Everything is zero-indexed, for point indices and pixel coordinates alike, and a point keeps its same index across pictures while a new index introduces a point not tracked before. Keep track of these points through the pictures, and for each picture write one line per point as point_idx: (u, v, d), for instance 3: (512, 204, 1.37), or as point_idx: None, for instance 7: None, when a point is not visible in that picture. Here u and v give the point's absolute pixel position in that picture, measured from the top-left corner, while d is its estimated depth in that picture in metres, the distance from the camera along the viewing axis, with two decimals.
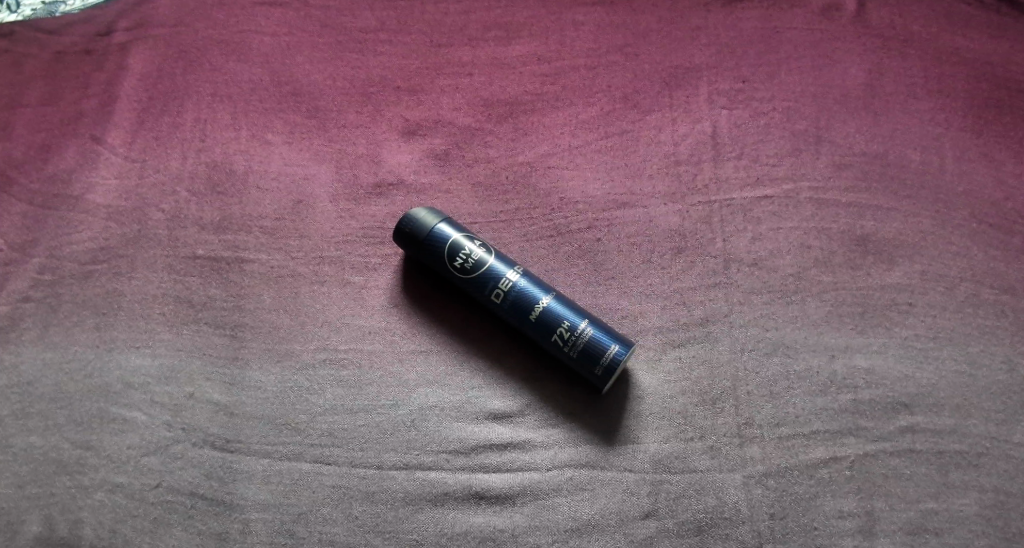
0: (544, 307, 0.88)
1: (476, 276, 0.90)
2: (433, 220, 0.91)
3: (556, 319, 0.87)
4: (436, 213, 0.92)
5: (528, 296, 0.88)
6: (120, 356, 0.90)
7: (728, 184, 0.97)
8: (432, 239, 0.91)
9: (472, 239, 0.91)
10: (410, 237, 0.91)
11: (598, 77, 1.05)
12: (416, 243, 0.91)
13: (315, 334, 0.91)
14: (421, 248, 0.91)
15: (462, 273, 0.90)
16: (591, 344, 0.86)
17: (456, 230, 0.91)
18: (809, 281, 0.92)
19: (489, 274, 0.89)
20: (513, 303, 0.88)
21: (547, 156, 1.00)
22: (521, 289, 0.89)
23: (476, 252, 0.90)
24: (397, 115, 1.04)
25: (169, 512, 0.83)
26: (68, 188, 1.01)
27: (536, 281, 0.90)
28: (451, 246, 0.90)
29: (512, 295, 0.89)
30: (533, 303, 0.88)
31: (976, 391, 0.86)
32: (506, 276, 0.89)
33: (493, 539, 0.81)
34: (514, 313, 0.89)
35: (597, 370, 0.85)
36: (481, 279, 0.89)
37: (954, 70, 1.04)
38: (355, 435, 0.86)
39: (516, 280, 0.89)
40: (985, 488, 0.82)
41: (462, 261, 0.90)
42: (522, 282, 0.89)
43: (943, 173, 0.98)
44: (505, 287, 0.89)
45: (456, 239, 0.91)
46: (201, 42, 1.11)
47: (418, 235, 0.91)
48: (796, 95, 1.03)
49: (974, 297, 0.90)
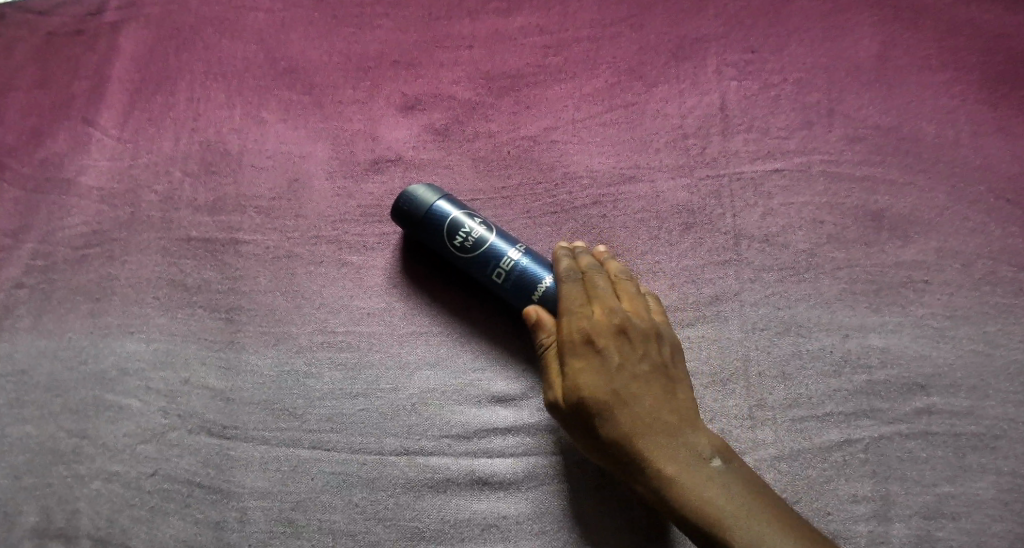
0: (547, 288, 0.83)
1: (477, 255, 0.85)
2: (433, 197, 0.87)
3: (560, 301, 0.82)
4: (436, 190, 0.88)
5: (530, 276, 0.84)
6: (115, 342, 0.88)
7: (738, 158, 0.94)
8: (431, 217, 0.86)
9: (473, 217, 0.87)
10: (409, 214, 0.87)
11: (601, 49, 1.02)
12: (415, 220, 0.87)
13: (312, 317, 0.89)
14: (419, 227, 0.87)
15: (462, 252, 0.86)
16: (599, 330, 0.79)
17: (456, 207, 0.87)
18: (821, 257, 0.89)
19: (490, 254, 0.85)
20: (515, 283, 0.84)
21: (549, 131, 0.97)
22: (523, 269, 0.84)
23: (476, 230, 0.86)
24: (395, 91, 1.01)
25: (166, 501, 0.81)
26: (61, 171, 0.98)
27: (540, 261, 0.85)
28: (450, 224, 0.86)
29: (513, 275, 0.84)
30: (535, 284, 0.83)
31: (994, 371, 0.83)
32: (506, 256, 0.84)
33: (497, 525, 0.79)
34: (515, 294, 0.84)
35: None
36: (481, 259, 0.85)
37: (970, 40, 1.01)
38: (355, 420, 0.83)
39: (518, 260, 0.84)
40: (1003, 471, 0.79)
41: (462, 240, 0.86)
42: (525, 263, 0.84)
43: (959, 147, 0.94)
44: (506, 267, 0.84)
45: (456, 217, 0.86)
46: (193, 19, 1.08)
47: (417, 211, 0.87)
48: (807, 67, 1.00)
49: (992, 275, 0.87)
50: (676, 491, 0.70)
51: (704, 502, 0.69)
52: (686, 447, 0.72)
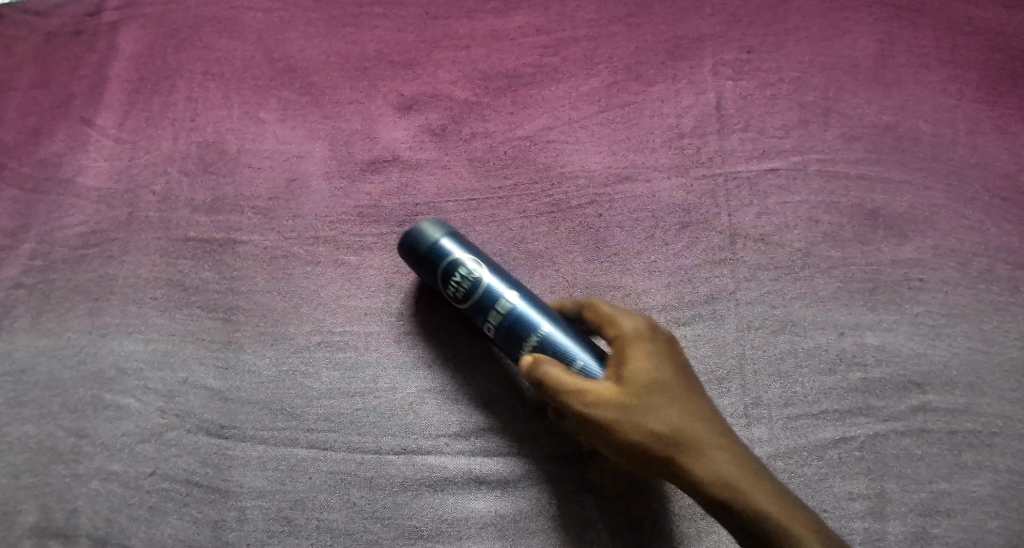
0: (541, 341, 0.79)
1: (472, 300, 0.82)
2: (437, 234, 0.83)
3: (555, 355, 0.78)
4: (442, 225, 0.85)
5: (526, 327, 0.80)
6: (113, 342, 0.88)
7: (735, 157, 0.95)
8: (433, 255, 0.83)
9: (476, 257, 0.83)
10: (412, 251, 0.84)
11: (599, 49, 1.02)
12: (417, 258, 0.84)
13: (310, 316, 0.89)
14: (421, 266, 0.84)
15: (459, 296, 0.83)
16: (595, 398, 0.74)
17: (461, 245, 0.84)
18: (817, 256, 0.89)
19: (488, 299, 0.81)
20: (510, 334, 0.80)
21: (547, 131, 0.98)
22: (520, 319, 0.80)
23: (477, 274, 0.82)
24: (392, 91, 1.01)
25: (164, 500, 0.81)
26: (59, 172, 0.99)
27: (539, 310, 0.80)
28: (451, 265, 0.83)
29: (509, 325, 0.80)
30: (531, 335, 0.79)
31: (990, 369, 0.83)
32: (502, 302, 0.81)
33: (494, 524, 0.79)
34: (509, 344, 0.81)
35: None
36: (480, 305, 0.82)
37: (966, 39, 1.01)
38: (352, 420, 0.84)
39: (515, 309, 0.80)
40: (999, 469, 0.79)
41: (462, 283, 0.82)
42: (518, 316, 0.80)
43: (956, 145, 0.95)
44: (498, 318, 0.81)
45: (458, 257, 0.83)
46: (191, 19, 1.08)
47: (420, 248, 0.84)
48: (804, 66, 1.00)
49: (988, 274, 0.88)
50: (735, 489, 0.69)
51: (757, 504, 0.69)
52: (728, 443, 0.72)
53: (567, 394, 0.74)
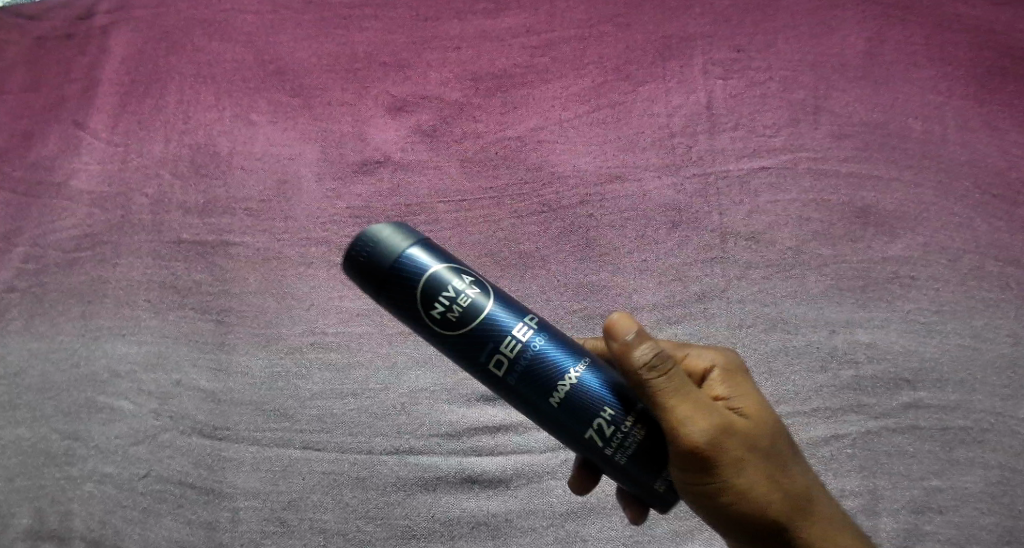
0: (575, 383, 0.58)
1: (469, 332, 0.58)
2: (402, 243, 0.59)
3: (594, 401, 0.58)
4: (408, 230, 0.60)
5: (552, 365, 0.58)
6: (107, 344, 0.88)
7: (725, 156, 0.95)
8: (403, 276, 0.58)
9: (463, 272, 0.59)
10: (368, 269, 0.59)
11: (589, 49, 1.03)
12: (378, 281, 0.59)
13: (302, 317, 0.89)
14: (387, 293, 0.59)
15: (447, 326, 0.58)
16: (648, 445, 0.58)
17: (442, 257, 0.59)
18: (808, 254, 0.90)
19: (493, 332, 0.58)
20: (532, 380, 0.58)
21: (537, 131, 0.98)
22: (542, 355, 0.58)
23: (468, 295, 0.58)
24: (384, 92, 1.02)
25: (158, 502, 0.81)
26: (51, 175, 0.99)
27: (562, 341, 0.59)
28: (431, 288, 0.58)
29: (528, 367, 0.58)
30: (560, 376, 0.58)
31: (981, 365, 0.84)
32: (512, 334, 0.58)
33: (487, 523, 0.80)
34: (532, 387, 0.58)
35: (659, 484, 0.59)
36: (481, 341, 0.58)
37: (955, 38, 1.02)
38: (345, 420, 0.84)
39: (533, 343, 0.58)
40: (990, 465, 0.79)
41: (450, 312, 0.58)
42: (540, 346, 0.58)
43: (945, 143, 0.95)
44: (513, 353, 0.58)
45: (441, 275, 0.58)
46: (183, 22, 1.08)
47: (381, 266, 0.58)
48: (793, 64, 1.00)
49: (978, 270, 0.88)
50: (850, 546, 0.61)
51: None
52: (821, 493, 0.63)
53: (681, 399, 0.57)
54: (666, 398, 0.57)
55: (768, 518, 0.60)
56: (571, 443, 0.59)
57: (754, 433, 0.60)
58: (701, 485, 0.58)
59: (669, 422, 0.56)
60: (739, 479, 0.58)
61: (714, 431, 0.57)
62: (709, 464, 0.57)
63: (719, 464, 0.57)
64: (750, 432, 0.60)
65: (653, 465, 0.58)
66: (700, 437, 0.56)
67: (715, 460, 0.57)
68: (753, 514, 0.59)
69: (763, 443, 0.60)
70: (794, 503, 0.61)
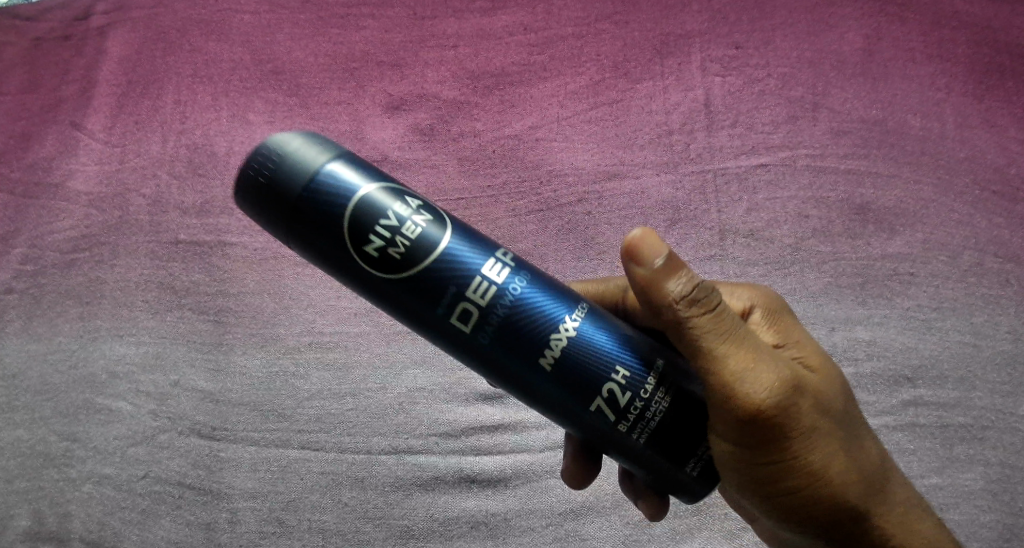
0: (573, 338, 0.53)
1: (422, 266, 0.52)
2: (319, 161, 0.52)
3: (603, 362, 0.54)
4: (325, 144, 0.53)
5: (539, 313, 0.53)
6: (104, 345, 0.88)
7: (723, 153, 0.95)
8: (325, 203, 0.52)
9: (404, 197, 0.53)
10: (276, 195, 0.52)
11: (586, 47, 1.02)
12: (292, 208, 0.52)
13: (300, 317, 0.89)
14: (304, 223, 0.52)
15: (390, 261, 0.52)
16: (674, 418, 0.55)
17: (370, 176, 0.53)
18: (807, 252, 0.89)
19: (454, 273, 0.52)
20: (515, 333, 0.52)
21: (535, 129, 0.98)
22: (522, 302, 0.53)
23: (410, 223, 0.52)
24: (380, 91, 1.01)
25: (157, 503, 0.81)
26: (49, 176, 0.98)
27: (547, 286, 0.54)
28: (366, 218, 0.52)
29: (507, 316, 0.52)
30: (554, 329, 0.53)
31: (980, 362, 0.83)
32: (484, 274, 0.53)
33: (486, 523, 0.79)
34: (515, 338, 0.52)
35: (691, 468, 0.56)
36: (433, 280, 0.52)
37: (953, 34, 1.01)
38: (343, 420, 0.84)
39: (509, 286, 0.53)
40: (991, 462, 0.79)
41: (390, 246, 0.52)
42: (518, 287, 0.53)
43: (944, 140, 0.95)
44: (492, 299, 0.52)
45: (375, 200, 0.52)
46: (180, 22, 1.08)
47: (293, 188, 0.52)
48: (791, 61, 1.00)
49: (978, 267, 0.88)
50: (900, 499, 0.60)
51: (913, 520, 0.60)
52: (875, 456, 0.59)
53: (738, 350, 0.52)
54: (720, 348, 0.52)
55: (831, 487, 0.56)
56: (577, 413, 0.54)
57: (816, 394, 0.56)
58: (760, 449, 0.54)
59: (726, 376, 0.52)
60: (801, 443, 0.54)
61: (780, 389, 0.52)
62: (772, 426, 0.53)
63: (782, 426, 0.53)
64: (812, 393, 0.55)
65: (679, 440, 0.55)
66: (764, 395, 0.52)
67: (778, 422, 0.53)
68: (813, 483, 0.56)
69: (824, 404, 0.56)
70: (856, 472, 0.57)
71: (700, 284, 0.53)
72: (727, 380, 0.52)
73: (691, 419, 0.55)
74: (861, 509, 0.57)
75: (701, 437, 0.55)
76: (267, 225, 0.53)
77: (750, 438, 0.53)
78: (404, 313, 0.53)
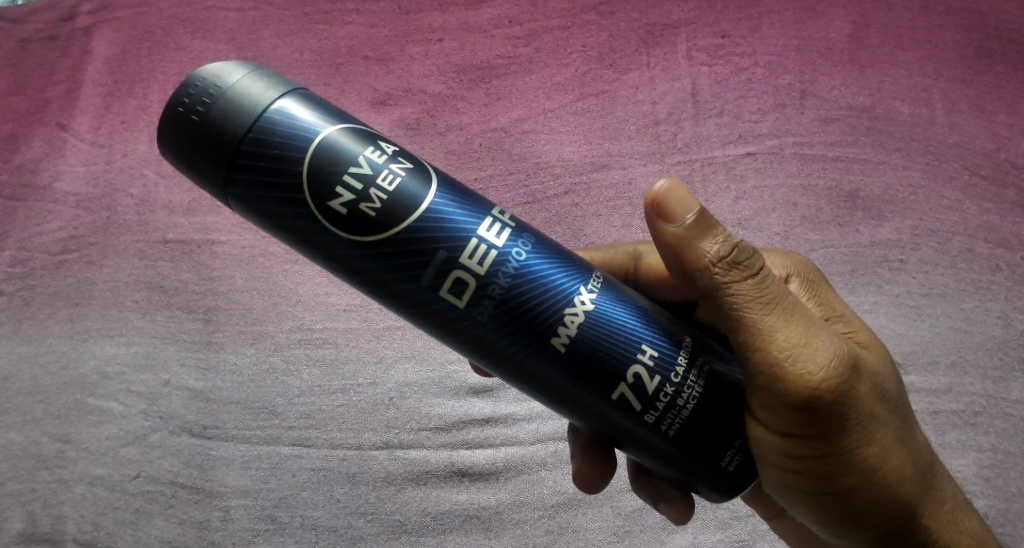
0: (590, 312, 0.53)
1: (399, 219, 0.51)
2: (265, 98, 0.51)
3: (628, 344, 0.54)
4: (270, 79, 0.52)
5: (542, 283, 0.52)
6: (94, 346, 0.88)
7: (711, 143, 0.95)
8: (278, 148, 0.50)
9: (377, 143, 0.53)
10: (212, 136, 0.50)
11: (572, 38, 1.02)
12: (239, 153, 0.50)
13: (290, 315, 0.89)
14: (253, 169, 0.50)
15: (360, 212, 0.51)
16: (706, 404, 0.55)
17: (326, 117, 0.52)
18: (796, 239, 0.89)
19: (443, 236, 0.51)
20: (521, 304, 0.52)
21: (521, 122, 0.98)
22: (524, 269, 0.52)
23: (382, 171, 0.51)
24: (367, 86, 1.01)
25: (149, 502, 0.81)
26: (37, 178, 0.98)
27: (550, 255, 0.54)
28: (334, 167, 0.51)
29: (510, 285, 0.52)
30: (568, 306, 0.53)
31: (972, 348, 0.83)
32: (480, 239, 0.52)
33: (478, 516, 0.79)
34: (523, 310, 0.52)
35: (727, 463, 0.55)
36: (415, 240, 0.51)
37: (941, 19, 1.01)
38: (334, 416, 0.84)
39: (510, 253, 0.52)
40: (983, 447, 0.79)
41: (362, 201, 0.51)
42: (514, 252, 0.52)
43: (933, 125, 0.95)
44: (497, 269, 0.52)
45: (340, 145, 0.51)
46: (164, 21, 1.07)
47: (236, 134, 0.50)
48: (779, 49, 1.00)
49: (968, 252, 0.88)
50: (945, 488, 0.60)
51: (956, 509, 0.60)
52: (919, 439, 0.60)
53: (787, 323, 0.53)
54: (768, 320, 0.53)
55: (884, 484, 0.56)
56: (601, 399, 0.54)
57: (871, 380, 0.55)
58: (811, 437, 0.54)
59: (776, 351, 0.52)
60: (856, 431, 0.54)
61: (835, 369, 0.52)
62: (832, 405, 0.52)
63: (838, 410, 0.53)
64: (868, 377, 0.55)
65: (717, 429, 0.55)
66: (817, 373, 0.52)
67: (834, 405, 0.52)
68: (866, 478, 0.56)
69: (878, 391, 0.56)
70: (907, 466, 0.57)
71: (740, 248, 0.53)
72: (776, 356, 0.52)
73: (726, 406, 0.55)
74: (910, 507, 0.57)
75: (741, 426, 0.56)
76: (203, 176, 0.51)
77: (804, 422, 0.53)
78: (384, 280, 0.52)
